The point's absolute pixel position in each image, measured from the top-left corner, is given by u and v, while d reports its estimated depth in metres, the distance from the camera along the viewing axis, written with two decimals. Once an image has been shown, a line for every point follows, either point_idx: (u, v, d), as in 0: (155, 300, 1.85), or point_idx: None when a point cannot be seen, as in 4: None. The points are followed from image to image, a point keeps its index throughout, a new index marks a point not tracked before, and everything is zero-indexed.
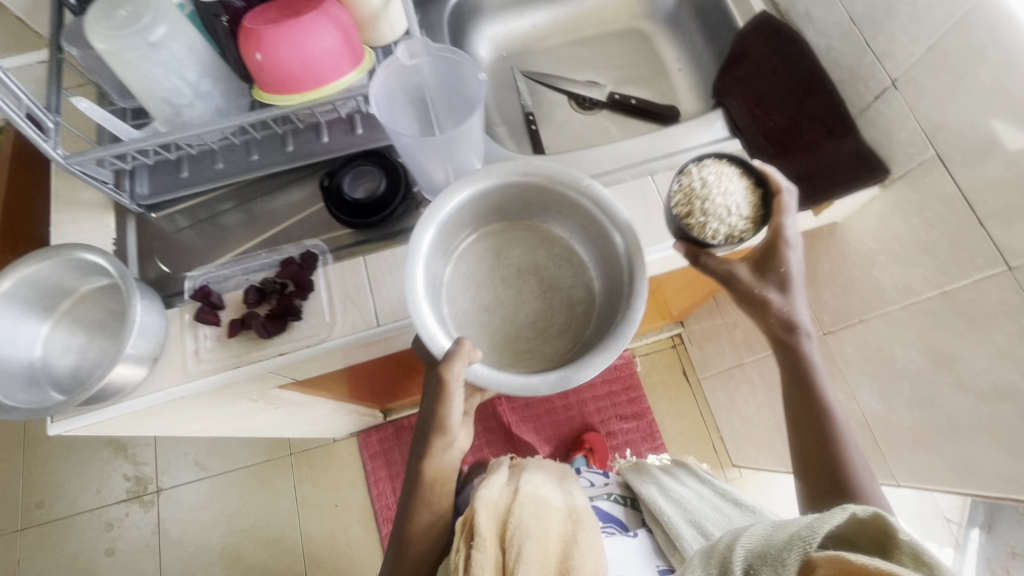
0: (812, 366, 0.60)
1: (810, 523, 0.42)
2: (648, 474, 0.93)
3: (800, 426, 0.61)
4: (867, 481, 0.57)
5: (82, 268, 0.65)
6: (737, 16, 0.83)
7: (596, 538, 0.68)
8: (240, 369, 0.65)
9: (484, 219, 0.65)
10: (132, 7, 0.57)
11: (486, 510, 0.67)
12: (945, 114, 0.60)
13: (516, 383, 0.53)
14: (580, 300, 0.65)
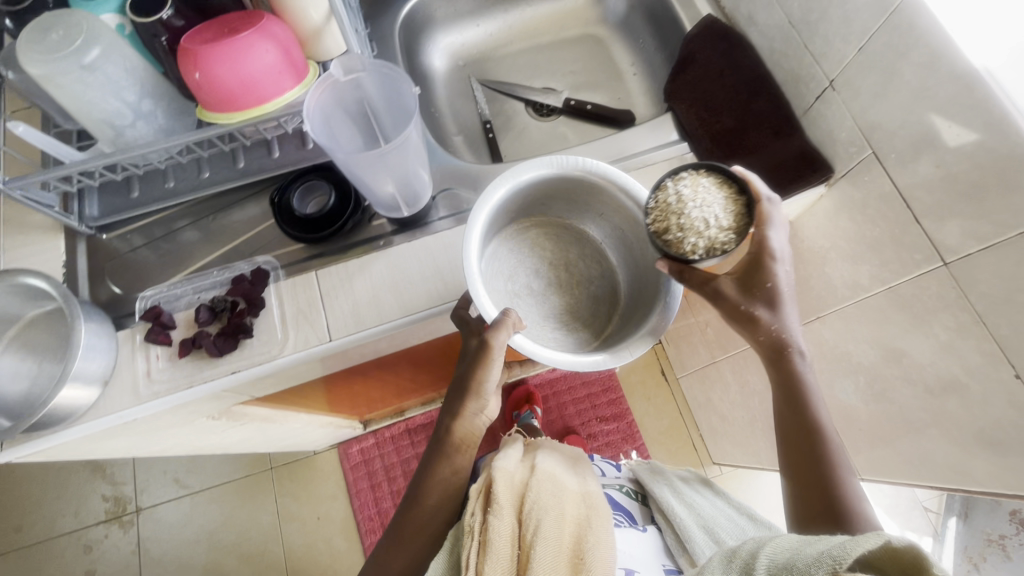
0: (805, 386, 0.60)
1: (842, 543, 0.42)
2: (660, 477, 0.94)
3: (791, 444, 0.61)
4: (857, 503, 0.56)
5: (27, 293, 0.64)
6: (685, 20, 0.84)
7: (607, 524, 0.66)
8: (192, 389, 0.65)
9: (529, 210, 0.70)
10: (65, 30, 0.57)
11: (503, 482, 0.66)
12: (879, 113, 0.61)
13: (556, 358, 0.57)
14: (598, 293, 0.71)
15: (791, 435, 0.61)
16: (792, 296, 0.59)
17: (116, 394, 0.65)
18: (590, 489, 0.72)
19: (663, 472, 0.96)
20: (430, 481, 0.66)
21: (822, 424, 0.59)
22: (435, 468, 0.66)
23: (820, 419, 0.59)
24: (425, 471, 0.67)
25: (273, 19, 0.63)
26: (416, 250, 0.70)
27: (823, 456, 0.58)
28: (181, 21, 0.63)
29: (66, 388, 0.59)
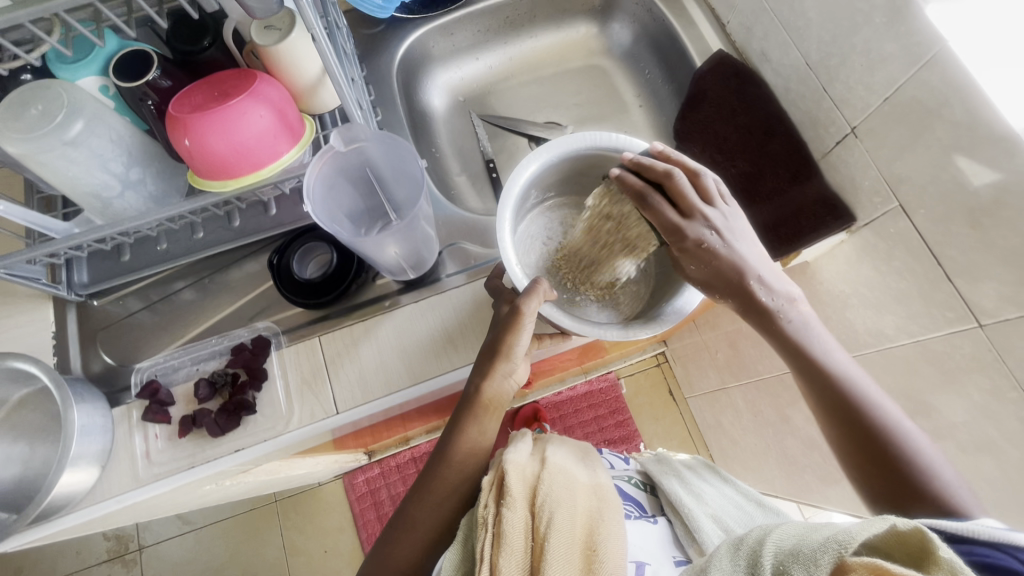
0: (810, 349, 0.57)
1: (848, 528, 0.37)
2: (665, 464, 0.86)
3: (835, 422, 0.56)
4: (939, 476, 0.51)
5: (13, 376, 0.60)
6: (693, 55, 0.81)
7: (619, 518, 0.57)
8: (195, 470, 0.62)
9: (557, 188, 0.75)
10: (45, 104, 0.53)
11: (516, 473, 0.56)
12: (907, 166, 0.58)
13: (581, 327, 0.61)
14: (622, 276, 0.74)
15: (826, 408, 0.57)
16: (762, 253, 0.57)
17: (114, 478, 0.62)
18: (605, 485, 0.62)
19: (667, 458, 0.88)
20: (455, 452, 0.62)
21: (857, 391, 0.55)
22: (462, 433, 0.62)
23: (848, 383, 0.56)
24: (449, 438, 0.62)
25: (267, 80, 0.59)
26: (425, 312, 0.68)
27: (872, 427, 0.54)
28: (168, 81, 0.59)
29: (64, 473, 0.56)
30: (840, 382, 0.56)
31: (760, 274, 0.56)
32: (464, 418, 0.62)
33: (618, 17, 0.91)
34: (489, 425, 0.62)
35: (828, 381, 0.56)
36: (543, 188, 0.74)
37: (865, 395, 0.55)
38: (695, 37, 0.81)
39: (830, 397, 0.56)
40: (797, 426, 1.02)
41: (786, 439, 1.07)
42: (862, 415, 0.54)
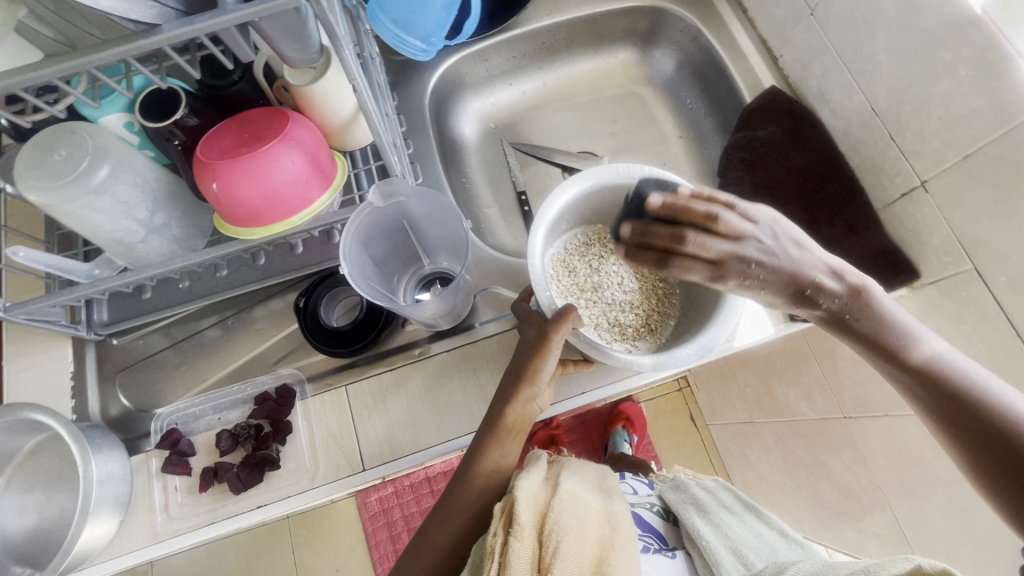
0: (906, 341, 0.51)
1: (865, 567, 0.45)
2: (682, 494, 0.78)
3: (945, 421, 0.49)
4: None
5: (22, 427, 0.56)
6: (743, 89, 0.77)
7: (633, 551, 0.53)
8: (215, 527, 0.59)
9: (592, 217, 0.71)
10: (70, 148, 0.50)
11: (527, 500, 0.52)
12: (988, 229, 0.53)
13: (612, 358, 0.56)
14: (658, 309, 0.69)
15: (941, 413, 0.49)
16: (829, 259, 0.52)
17: (130, 532, 0.59)
18: (616, 508, 0.57)
19: (686, 484, 0.80)
20: (471, 482, 0.57)
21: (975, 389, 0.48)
22: (485, 458, 0.57)
23: (961, 381, 0.48)
24: (467, 464, 0.58)
25: (300, 121, 0.56)
26: (456, 362, 0.65)
27: (1000, 425, 0.46)
28: (196, 119, 0.56)
29: (87, 526, 0.53)
30: (946, 376, 0.49)
31: (821, 271, 0.51)
32: (485, 441, 0.57)
33: (660, 45, 0.87)
34: (512, 450, 0.58)
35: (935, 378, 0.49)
36: (576, 217, 0.69)
37: (983, 392, 0.47)
38: (745, 70, 0.77)
39: (944, 395, 0.49)
40: (833, 473, 0.96)
41: (819, 484, 1.02)
42: (987, 413, 0.47)
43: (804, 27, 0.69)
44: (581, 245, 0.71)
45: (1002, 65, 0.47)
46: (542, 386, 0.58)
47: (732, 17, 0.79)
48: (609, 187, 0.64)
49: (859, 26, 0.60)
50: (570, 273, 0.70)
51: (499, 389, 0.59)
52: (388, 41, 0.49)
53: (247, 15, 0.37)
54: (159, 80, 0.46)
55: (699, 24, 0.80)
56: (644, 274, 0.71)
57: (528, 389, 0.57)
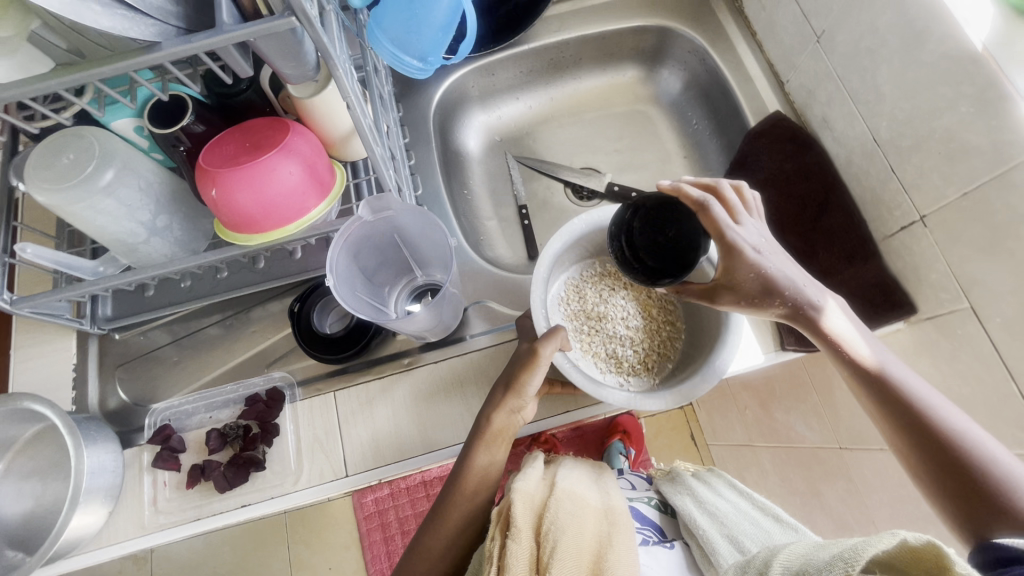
0: (855, 349, 0.52)
1: (855, 545, 0.39)
2: (680, 485, 0.76)
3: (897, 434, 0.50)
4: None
5: (22, 416, 0.58)
6: (748, 113, 0.77)
7: (632, 543, 0.53)
8: (200, 523, 0.60)
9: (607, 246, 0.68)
10: (79, 151, 0.52)
11: (522, 502, 0.54)
12: (985, 268, 0.52)
13: (587, 384, 0.56)
14: (658, 351, 0.65)
15: (890, 422, 0.51)
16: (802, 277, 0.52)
17: (119, 524, 0.60)
18: (614, 504, 0.59)
19: (681, 477, 0.77)
20: (456, 489, 0.57)
21: (917, 400, 0.50)
22: (474, 467, 0.56)
23: (915, 398, 0.50)
24: (457, 472, 0.57)
25: (300, 132, 0.57)
26: (444, 373, 0.65)
27: (947, 441, 0.47)
28: (202, 126, 0.57)
29: (75, 514, 0.55)
30: (902, 392, 0.50)
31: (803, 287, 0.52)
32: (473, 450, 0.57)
33: (668, 64, 0.87)
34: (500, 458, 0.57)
35: (881, 387, 0.51)
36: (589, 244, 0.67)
37: (932, 410, 0.49)
38: (751, 94, 0.77)
39: (890, 403, 0.50)
40: (827, 503, 0.94)
41: (815, 514, 1.00)
42: (931, 431, 0.48)
43: (810, 54, 0.68)
44: (595, 273, 0.68)
45: (1002, 103, 0.47)
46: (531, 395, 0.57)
47: (740, 41, 0.79)
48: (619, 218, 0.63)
49: (863, 56, 0.60)
50: (578, 300, 0.66)
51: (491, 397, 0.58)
52: (384, 57, 0.51)
53: (242, 34, 0.38)
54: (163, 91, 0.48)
55: (707, 46, 0.80)
56: (652, 314, 0.67)
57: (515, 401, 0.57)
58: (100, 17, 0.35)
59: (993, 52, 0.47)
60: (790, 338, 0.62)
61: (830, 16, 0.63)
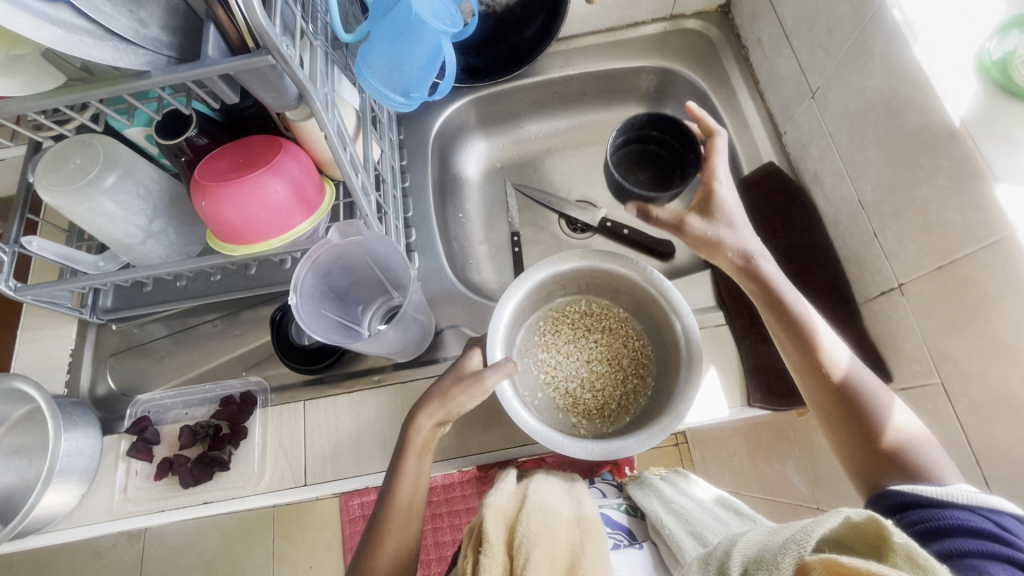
0: (778, 300, 0.57)
1: (804, 527, 0.37)
2: (651, 485, 0.73)
3: (808, 374, 0.55)
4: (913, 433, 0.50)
5: (13, 395, 0.61)
6: (743, 160, 0.76)
7: (605, 551, 0.53)
8: (162, 515, 0.63)
9: (594, 290, 0.69)
10: (86, 157, 0.57)
11: (494, 517, 0.55)
12: (955, 347, 0.50)
13: (522, 420, 0.56)
14: (618, 402, 0.66)
15: (805, 370, 0.55)
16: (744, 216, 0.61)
17: (89, 506, 0.63)
18: (585, 511, 0.59)
19: (649, 480, 0.75)
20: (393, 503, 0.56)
21: (824, 346, 0.55)
22: (407, 477, 0.56)
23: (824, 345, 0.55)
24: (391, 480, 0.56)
25: (292, 153, 0.60)
26: (411, 394, 0.67)
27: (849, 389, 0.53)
28: (205, 139, 0.61)
29: (46, 494, 0.58)
30: (813, 339, 0.55)
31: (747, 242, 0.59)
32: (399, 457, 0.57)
33: (671, 105, 0.87)
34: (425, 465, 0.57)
35: (797, 335, 0.55)
36: (575, 285, 0.68)
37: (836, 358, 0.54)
38: (748, 142, 0.77)
39: (824, 379, 0.54)
40: None
41: None
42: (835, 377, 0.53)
43: (805, 108, 0.68)
44: (577, 312, 0.70)
45: (977, 181, 0.45)
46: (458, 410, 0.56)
47: (742, 88, 0.79)
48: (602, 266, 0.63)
49: (853, 117, 0.59)
50: (552, 332, 0.69)
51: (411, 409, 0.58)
52: (370, 93, 0.52)
53: (223, 68, 0.41)
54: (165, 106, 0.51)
55: (709, 91, 0.80)
56: (621, 364, 0.68)
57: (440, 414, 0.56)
58: (91, 48, 0.38)
59: (971, 128, 0.46)
60: (758, 395, 0.62)
61: (825, 74, 0.63)
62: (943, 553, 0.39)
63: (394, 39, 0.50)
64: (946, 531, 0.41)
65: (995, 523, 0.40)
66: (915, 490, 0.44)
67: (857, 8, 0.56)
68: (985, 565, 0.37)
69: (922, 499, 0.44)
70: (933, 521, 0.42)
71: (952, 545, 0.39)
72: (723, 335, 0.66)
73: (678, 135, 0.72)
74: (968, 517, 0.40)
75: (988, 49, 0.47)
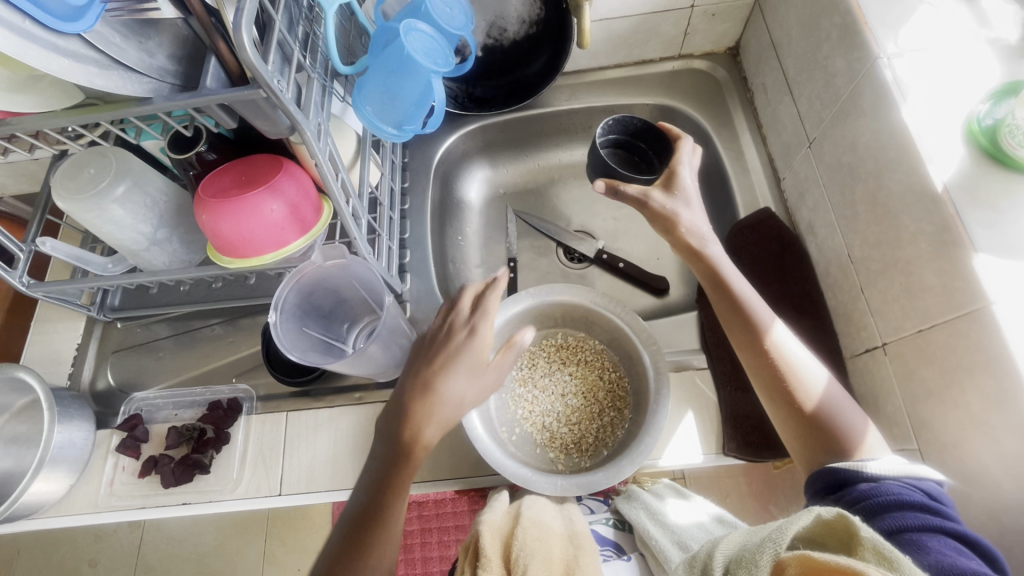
0: (725, 279, 0.59)
1: (779, 526, 0.37)
2: (643, 497, 0.67)
3: (751, 353, 0.56)
4: (845, 409, 0.53)
5: (17, 385, 0.65)
6: (740, 203, 0.76)
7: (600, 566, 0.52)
8: (142, 512, 0.65)
9: (568, 323, 0.72)
10: (100, 167, 0.60)
11: (490, 534, 0.54)
12: (931, 415, 0.49)
13: (492, 455, 0.59)
14: (595, 436, 0.67)
15: (747, 349, 0.57)
16: (701, 198, 0.63)
17: (77, 497, 0.66)
18: (577, 527, 0.57)
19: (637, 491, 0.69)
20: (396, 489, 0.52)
21: (764, 322, 0.57)
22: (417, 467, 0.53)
23: (765, 323, 0.57)
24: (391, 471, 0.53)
25: (291, 173, 0.62)
26: None
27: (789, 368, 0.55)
28: (214, 154, 0.63)
29: (36, 481, 0.61)
30: (755, 315, 0.57)
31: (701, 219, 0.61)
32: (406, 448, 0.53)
33: None
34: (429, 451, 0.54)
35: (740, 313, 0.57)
36: (550, 318, 0.71)
37: (776, 335, 0.56)
38: (746, 185, 0.76)
39: (766, 355, 0.56)
40: None
41: None
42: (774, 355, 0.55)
43: (803, 157, 0.68)
44: (552, 344, 0.72)
45: (956, 250, 0.45)
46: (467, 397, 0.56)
47: (745, 131, 0.79)
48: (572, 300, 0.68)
49: (846, 169, 0.59)
50: (528, 366, 0.71)
51: (416, 404, 0.54)
52: (363, 123, 0.55)
53: (218, 98, 0.44)
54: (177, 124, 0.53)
55: (711, 131, 0.80)
56: (597, 398, 0.69)
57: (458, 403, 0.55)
58: (96, 77, 0.41)
59: (953, 195, 0.46)
60: (732, 445, 0.61)
61: (822, 125, 0.63)
62: (885, 530, 0.41)
63: (387, 75, 0.52)
64: (886, 508, 0.42)
65: (925, 494, 0.42)
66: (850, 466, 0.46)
67: (851, 64, 0.56)
68: (924, 539, 0.39)
69: (859, 475, 0.45)
70: (868, 496, 0.44)
71: (893, 521, 0.41)
72: (705, 381, 0.66)
73: (659, 147, 0.71)
74: (903, 488, 0.43)
75: (979, 114, 0.47)
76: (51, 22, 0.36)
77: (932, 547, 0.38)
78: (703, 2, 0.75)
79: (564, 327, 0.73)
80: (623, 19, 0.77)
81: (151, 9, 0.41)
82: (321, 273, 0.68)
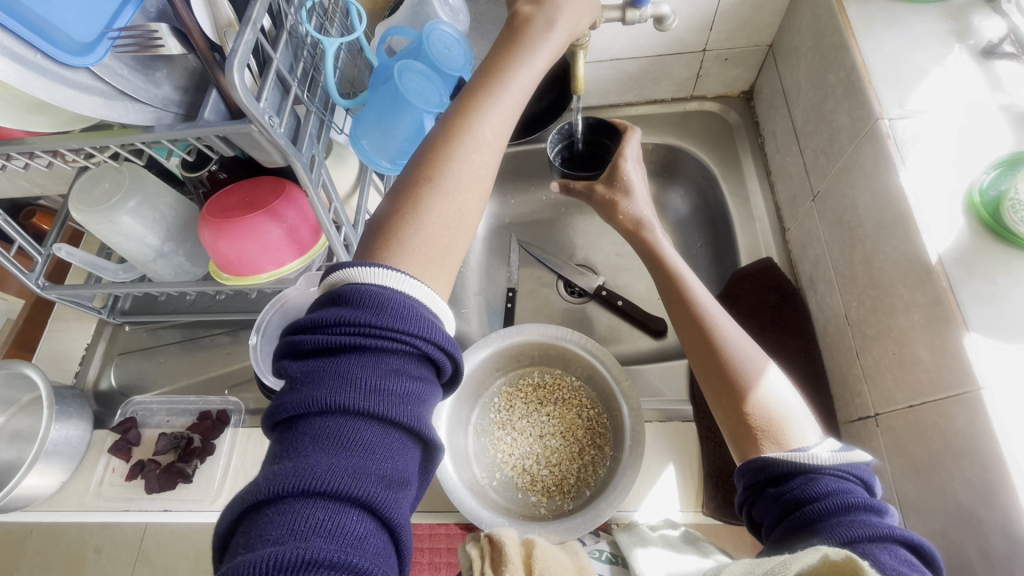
0: (668, 265, 0.63)
1: (783, 561, 0.33)
2: (649, 538, 0.55)
3: (685, 329, 0.58)
4: (773, 393, 0.51)
5: (26, 380, 0.68)
6: (743, 252, 0.74)
7: None
8: (126, 514, 0.67)
9: (546, 361, 0.72)
10: (114, 181, 0.64)
11: (512, 542, 0.48)
12: (916, 496, 0.47)
13: (468, 505, 0.58)
14: (576, 476, 0.66)
15: (683, 324, 0.58)
16: (647, 191, 0.69)
17: (68, 493, 0.68)
18: (587, 563, 0.49)
19: (641, 529, 0.57)
20: (425, 242, 0.42)
21: (698, 301, 0.59)
22: (492, 110, 0.46)
23: (701, 303, 0.58)
24: (446, 140, 0.44)
25: (293, 198, 0.61)
26: None
27: (720, 346, 0.55)
28: (225, 173, 0.64)
29: (30, 475, 0.63)
30: (692, 296, 0.59)
31: (641, 207, 0.68)
32: (444, 162, 0.44)
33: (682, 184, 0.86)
34: (508, 101, 0.47)
35: (675, 291, 0.60)
36: (526, 355, 0.71)
37: (711, 314, 0.57)
38: (749, 232, 0.74)
39: (698, 331, 0.57)
40: None
41: None
42: (704, 331, 0.56)
43: (807, 210, 0.66)
44: (529, 383, 0.72)
45: (948, 326, 0.44)
46: (541, 55, 0.49)
47: (753, 176, 0.77)
48: (545, 331, 0.67)
49: (848, 228, 0.57)
50: (506, 408, 0.71)
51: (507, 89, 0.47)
52: (360, 156, 0.57)
53: (215, 130, 0.45)
54: (178, 148, 0.54)
55: (718, 175, 0.79)
56: (577, 437, 0.68)
57: (526, 58, 0.48)
58: (101, 107, 0.42)
59: (948, 267, 0.46)
60: (711, 504, 0.60)
61: (827, 179, 0.61)
62: (837, 540, 0.37)
63: (381, 113, 0.55)
64: (832, 513, 0.39)
65: (861, 492, 0.41)
66: (787, 459, 0.43)
67: (855, 122, 0.56)
68: (875, 552, 0.35)
69: (794, 468, 0.43)
70: (807, 495, 0.41)
71: (842, 530, 0.37)
72: (687, 432, 0.65)
73: (607, 131, 0.73)
74: (842, 485, 0.40)
75: (982, 184, 0.48)
76: (60, 56, 0.37)
77: (884, 563, 0.34)
78: (715, 47, 0.74)
79: (549, 363, 0.72)
80: (634, 60, 0.76)
81: (160, 45, 0.42)
82: (303, 298, 0.70)
